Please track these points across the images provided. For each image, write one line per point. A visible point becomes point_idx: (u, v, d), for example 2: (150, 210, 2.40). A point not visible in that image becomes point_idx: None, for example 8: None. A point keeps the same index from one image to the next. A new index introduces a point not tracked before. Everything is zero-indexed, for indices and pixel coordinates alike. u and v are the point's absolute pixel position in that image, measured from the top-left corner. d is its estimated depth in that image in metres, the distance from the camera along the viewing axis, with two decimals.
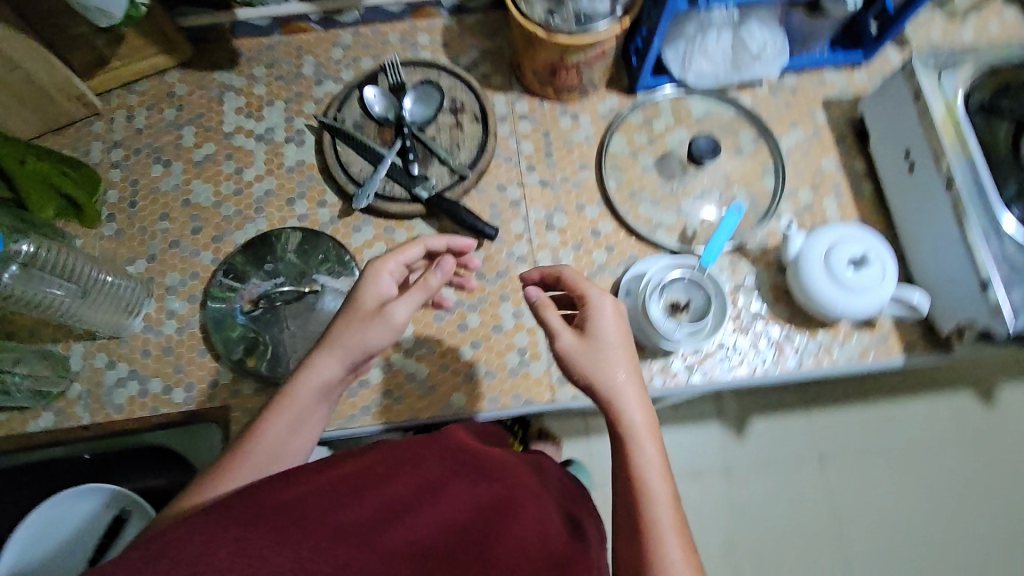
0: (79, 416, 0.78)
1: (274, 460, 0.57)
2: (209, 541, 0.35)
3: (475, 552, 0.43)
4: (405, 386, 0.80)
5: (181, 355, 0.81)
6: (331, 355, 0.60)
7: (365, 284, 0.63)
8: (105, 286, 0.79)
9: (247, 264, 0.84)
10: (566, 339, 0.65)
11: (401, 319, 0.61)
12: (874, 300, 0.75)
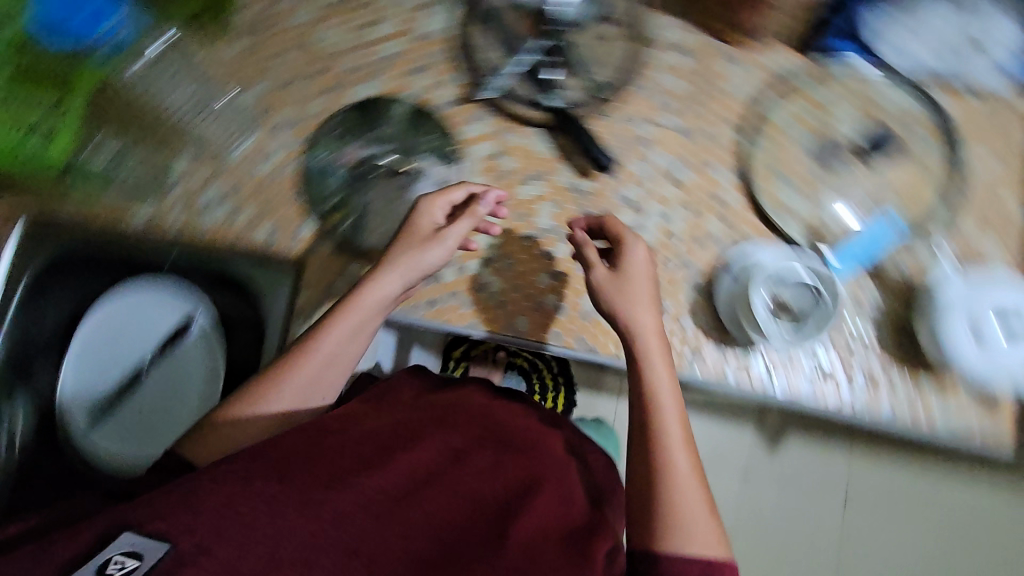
0: (171, 223, 0.81)
1: (330, 364, 0.64)
2: (233, 493, 0.46)
3: (481, 522, 0.52)
4: (473, 294, 0.79)
5: (273, 196, 0.81)
6: (391, 272, 0.67)
7: (420, 214, 0.70)
8: (218, 108, 0.81)
9: (356, 126, 0.83)
10: (600, 274, 0.67)
11: (454, 244, 0.69)
12: (996, 364, 0.69)
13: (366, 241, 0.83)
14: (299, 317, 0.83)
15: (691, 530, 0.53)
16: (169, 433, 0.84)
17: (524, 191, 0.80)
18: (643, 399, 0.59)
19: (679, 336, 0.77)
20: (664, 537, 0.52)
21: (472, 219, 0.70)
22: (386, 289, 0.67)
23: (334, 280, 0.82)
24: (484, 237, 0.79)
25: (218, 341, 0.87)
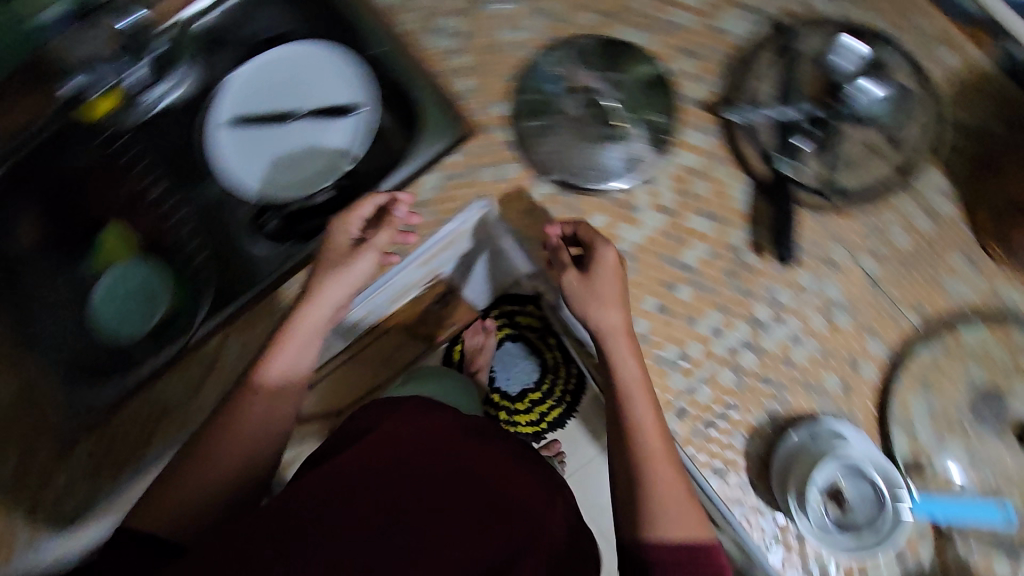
0: (401, 22, 0.83)
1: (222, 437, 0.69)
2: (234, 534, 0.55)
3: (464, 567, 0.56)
4: (584, 267, 0.76)
5: (493, 63, 0.81)
6: (336, 284, 0.74)
7: (333, 232, 0.76)
8: None
9: (602, 58, 0.80)
10: (570, 278, 0.72)
11: (371, 253, 0.75)
12: None
13: (535, 154, 0.79)
14: (433, 172, 0.81)
15: (670, 518, 0.63)
16: (280, 178, 0.88)
17: (695, 222, 0.75)
18: (625, 421, 0.68)
19: (723, 444, 0.71)
20: (647, 529, 0.63)
21: (376, 246, 0.75)
22: (326, 300, 0.74)
23: (485, 166, 0.80)
24: (628, 230, 0.76)
25: (360, 141, 0.89)
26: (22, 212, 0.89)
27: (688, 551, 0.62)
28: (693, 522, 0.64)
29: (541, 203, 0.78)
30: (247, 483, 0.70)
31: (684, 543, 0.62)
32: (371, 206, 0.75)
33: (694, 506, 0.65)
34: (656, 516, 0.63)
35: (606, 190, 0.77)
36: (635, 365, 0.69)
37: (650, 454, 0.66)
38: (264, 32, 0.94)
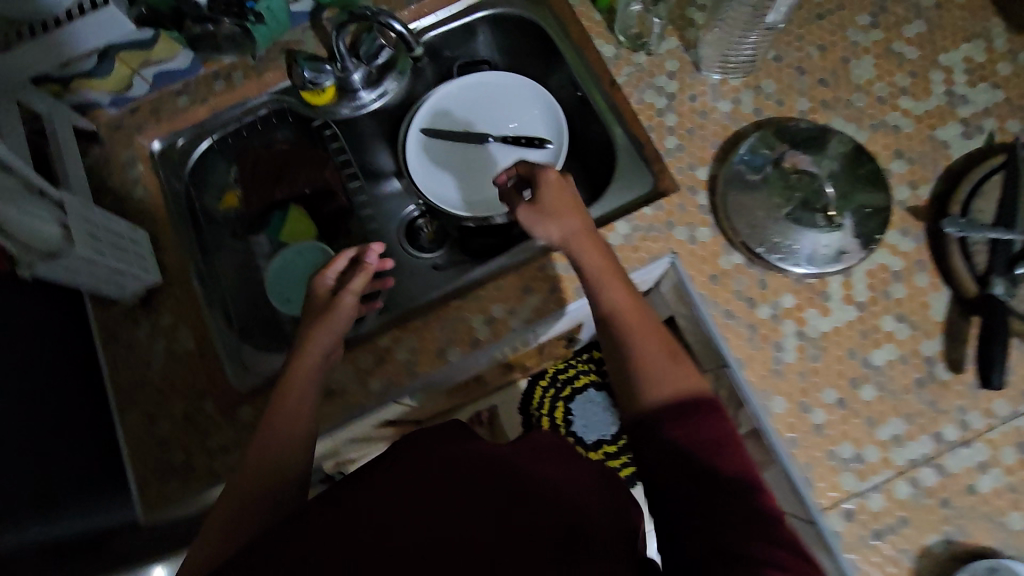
0: (620, 72, 0.87)
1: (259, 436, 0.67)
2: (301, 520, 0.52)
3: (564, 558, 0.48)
4: (766, 345, 0.75)
5: (703, 127, 0.83)
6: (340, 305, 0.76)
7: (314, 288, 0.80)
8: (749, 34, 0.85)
9: (822, 148, 0.79)
10: (523, 208, 0.75)
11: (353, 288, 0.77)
12: None
13: (736, 222, 0.78)
14: (627, 220, 0.81)
15: (656, 385, 0.60)
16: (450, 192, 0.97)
17: (888, 322, 0.74)
18: (618, 333, 0.65)
19: (891, 561, 0.67)
20: (642, 398, 0.60)
21: (353, 289, 0.77)
22: (316, 346, 0.72)
23: (678, 225, 0.80)
24: (817, 317, 0.75)
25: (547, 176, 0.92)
26: (222, 163, 0.97)
27: (681, 417, 0.56)
28: (688, 387, 0.60)
29: (731, 271, 0.78)
30: (283, 483, 0.63)
31: (670, 398, 0.58)
32: (345, 258, 0.81)
33: (685, 367, 0.62)
34: (652, 380, 0.61)
35: (795, 272, 0.76)
36: (600, 254, 0.70)
37: (599, 301, 0.68)
38: (480, 54, 1.03)
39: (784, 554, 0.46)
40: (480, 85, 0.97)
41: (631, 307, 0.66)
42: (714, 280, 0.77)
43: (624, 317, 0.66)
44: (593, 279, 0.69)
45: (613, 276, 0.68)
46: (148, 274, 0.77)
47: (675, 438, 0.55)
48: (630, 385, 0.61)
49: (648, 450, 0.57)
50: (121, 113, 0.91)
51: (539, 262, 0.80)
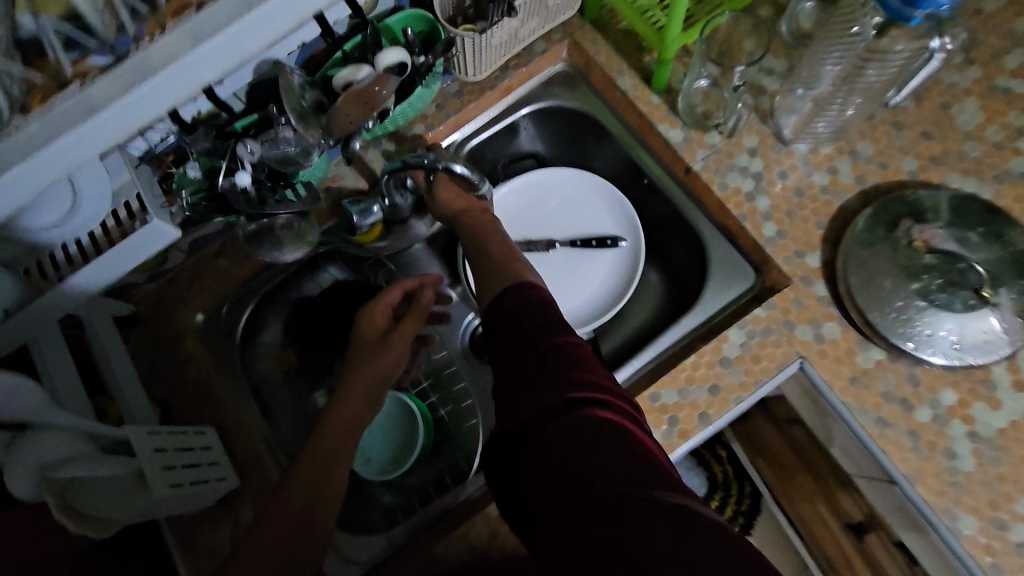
0: (696, 158, 0.79)
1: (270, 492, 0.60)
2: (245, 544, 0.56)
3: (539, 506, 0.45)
4: (935, 453, 0.65)
5: (802, 206, 0.75)
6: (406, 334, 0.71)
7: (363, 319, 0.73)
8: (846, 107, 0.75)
9: (952, 214, 0.69)
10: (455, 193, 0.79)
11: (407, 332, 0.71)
12: None
13: (872, 314, 0.68)
14: (739, 326, 0.71)
15: (500, 283, 0.64)
16: None
17: None
18: (490, 257, 0.71)
19: None
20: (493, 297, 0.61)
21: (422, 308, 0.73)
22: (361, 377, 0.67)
23: (800, 324, 0.71)
24: (987, 412, 0.65)
25: (630, 276, 0.85)
26: (271, 322, 0.88)
27: (524, 293, 0.58)
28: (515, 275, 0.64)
29: (874, 370, 0.68)
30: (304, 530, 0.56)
31: (536, 299, 0.57)
32: (396, 293, 0.75)
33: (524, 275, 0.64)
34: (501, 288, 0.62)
35: (955, 366, 0.66)
36: (493, 232, 0.77)
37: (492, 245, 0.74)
38: (525, 148, 0.96)
39: (600, 404, 0.47)
40: (537, 188, 0.90)
41: (499, 247, 0.73)
42: (856, 382, 0.68)
43: (495, 257, 0.71)
44: (473, 233, 0.77)
45: (481, 228, 0.77)
46: (227, 479, 0.69)
47: (513, 307, 0.57)
48: (485, 297, 0.64)
49: (502, 334, 0.55)
50: (158, 285, 0.84)
51: (650, 390, 0.70)
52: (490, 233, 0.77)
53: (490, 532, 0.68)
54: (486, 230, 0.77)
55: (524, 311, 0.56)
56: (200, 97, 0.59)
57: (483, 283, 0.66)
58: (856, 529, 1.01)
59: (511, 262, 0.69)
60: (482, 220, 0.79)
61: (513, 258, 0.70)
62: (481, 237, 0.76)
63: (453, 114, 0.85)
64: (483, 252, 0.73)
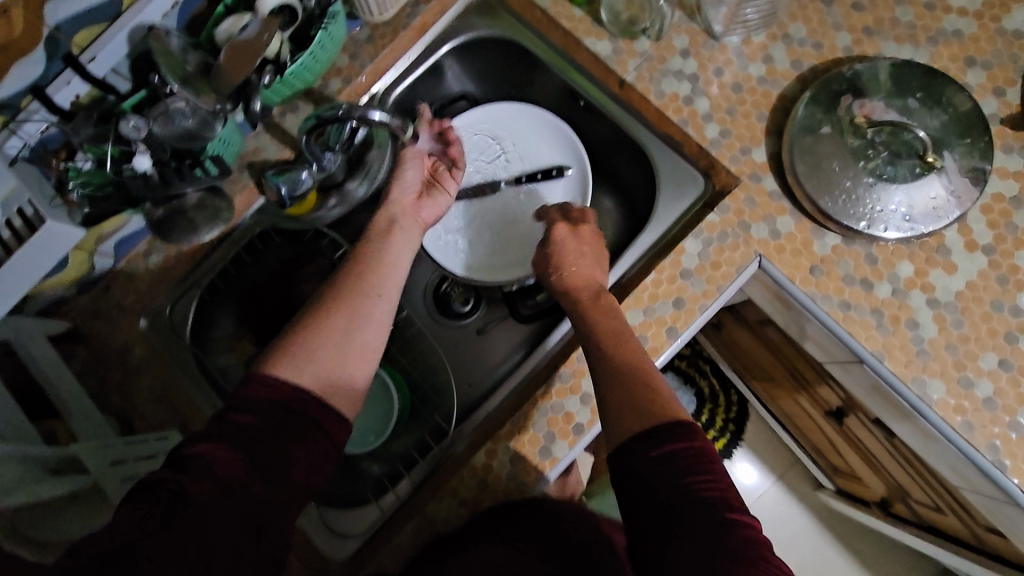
0: (628, 69, 0.75)
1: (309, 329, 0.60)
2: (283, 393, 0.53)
3: None
4: (899, 327, 0.65)
5: (742, 102, 0.72)
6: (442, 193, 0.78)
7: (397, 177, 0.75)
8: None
9: (892, 83, 0.67)
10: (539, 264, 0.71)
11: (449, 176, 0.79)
12: None
13: (824, 200, 0.66)
14: (695, 235, 0.70)
15: (637, 405, 0.53)
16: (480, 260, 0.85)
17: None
18: (618, 357, 0.58)
19: None
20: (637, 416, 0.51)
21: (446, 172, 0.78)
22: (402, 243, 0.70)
23: (755, 223, 0.69)
24: (944, 277, 0.65)
25: (581, 205, 0.82)
26: (223, 315, 0.84)
27: (668, 440, 0.48)
28: (662, 402, 0.52)
29: (832, 256, 0.68)
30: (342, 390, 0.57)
31: (688, 448, 0.48)
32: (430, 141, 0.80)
33: (659, 391, 0.53)
34: (636, 413, 0.52)
35: (908, 238, 0.65)
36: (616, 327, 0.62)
37: (620, 347, 0.59)
38: (455, 90, 0.91)
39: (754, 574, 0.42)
40: (473, 129, 0.86)
41: (631, 355, 0.58)
42: (816, 272, 0.67)
43: (633, 364, 0.57)
44: (596, 329, 0.61)
45: (606, 326, 0.61)
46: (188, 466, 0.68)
47: (660, 455, 0.48)
48: (632, 427, 0.51)
49: (645, 490, 0.47)
50: (92, 296, 0.77)
51: None
52: (616, 327, 0.61)
53: (480, 480, 0.67)
54: (614, 329, 0.61)
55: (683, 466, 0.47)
56: (74, 78, 0.52)
57: (623, 402, 0.53)
58: (837, 416, 1.03)
59: (652, 383, 0.54)
60: (602, 315, 0.63)
61: (654, 377, 0.56)
62: (609, 336, 0.60)
63: (370, 62, 0.79)
64: (614, 355, 0.58)
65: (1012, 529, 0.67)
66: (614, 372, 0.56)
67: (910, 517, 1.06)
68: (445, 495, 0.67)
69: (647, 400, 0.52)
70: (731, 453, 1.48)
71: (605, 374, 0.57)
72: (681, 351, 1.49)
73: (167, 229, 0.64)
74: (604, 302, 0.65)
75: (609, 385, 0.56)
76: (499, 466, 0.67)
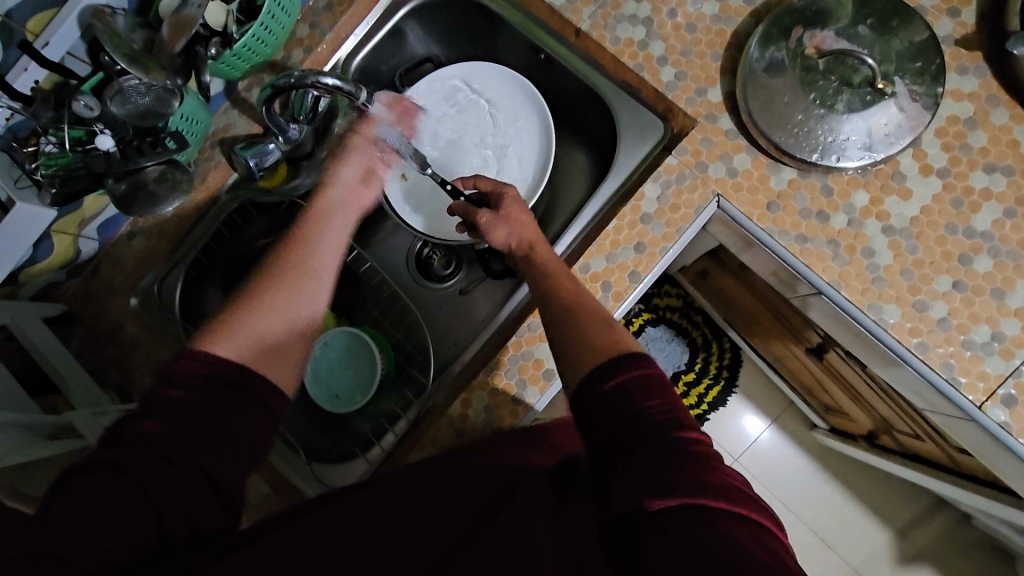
0: (582, 17, 0.75)
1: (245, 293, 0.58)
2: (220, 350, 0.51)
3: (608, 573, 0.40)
4: (855, 256, 0.66)
5: (697, 43, 0.72)
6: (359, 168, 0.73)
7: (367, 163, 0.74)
8: None
9: (846, 10, 0.67)
10: (485, 212, 0.73)
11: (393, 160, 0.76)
12: None
13: (777, 134, 0.67)
14: (653, 180, 0.71)
15: (593, 331, 0.57)
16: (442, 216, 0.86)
17: (979, 178, 0.65)
18: (568, 292, 0.63)
19: None
20: (590, 345, 0.55)
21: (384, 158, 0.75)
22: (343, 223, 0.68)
23: (712, 163, 0.70)
24: (899, 204, 0.66)
25: (547, 159, 0.83)
26: (211, 290, 0.85)
27: (618, 372, 0.50)
28: (614, 334, 0.57)
29: (788, 191, 0.68)
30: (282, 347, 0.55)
31: (647, 370, 0.50)
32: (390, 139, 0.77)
33: (608, 325, 0.58)
34: (585, 343, 0.56)
35: (861, 167, 0.66)
36: (558, 268, 0.66)
37: (570, 288, 0.64)
38: (420, 53, 0.91)
39: (724, 501, 0.41)
40: (436, 91, 0.86)
41: (574, 290, 0.63)
42: (773, 208, 0.69)
43: (582, 297, 0.62)
44: (538, 262, 0.68)
45: (548, 270, 0.66)
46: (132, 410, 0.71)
47: (610, 392, 0.49)
48: (587, 342, 0.56)
49: (606, 406, 0.49)
50: (83, 279, 0.81)
51: (578, 264, 0.71)
52: (555, 265, 0.67)
53: (457, 428, 0.71)
54: (557, 268, 0.67)
55: (643, 382, 0.49)
56: (31, 65, 0.53)
57: (572, 324, 0.59)
58: (818, 352, 1.05)
59: (596, 310, 0.60)
60: (540, 260, 0.68)
61: (601, 308, 0.62)
62: (546, 277, 0.66)
63: (329, 30, 0.81)
64: (559, 292, 0.63)
65: (969, 443, 0.70)
66: (564, 298, 0.62)
67: (893, 446, 1.09)
68: (426, 442, 0.72)
69: (581, 318, 0.59)
70: (727, 400, 1.51)
71: (547, 302, 0.63)
72: (673, 303, 1.50)
73: (129, 205, 0.65)
74: (540, 247, 0.70)
75: (553, 312, 0.61)
76: (475, 413, 0.71)
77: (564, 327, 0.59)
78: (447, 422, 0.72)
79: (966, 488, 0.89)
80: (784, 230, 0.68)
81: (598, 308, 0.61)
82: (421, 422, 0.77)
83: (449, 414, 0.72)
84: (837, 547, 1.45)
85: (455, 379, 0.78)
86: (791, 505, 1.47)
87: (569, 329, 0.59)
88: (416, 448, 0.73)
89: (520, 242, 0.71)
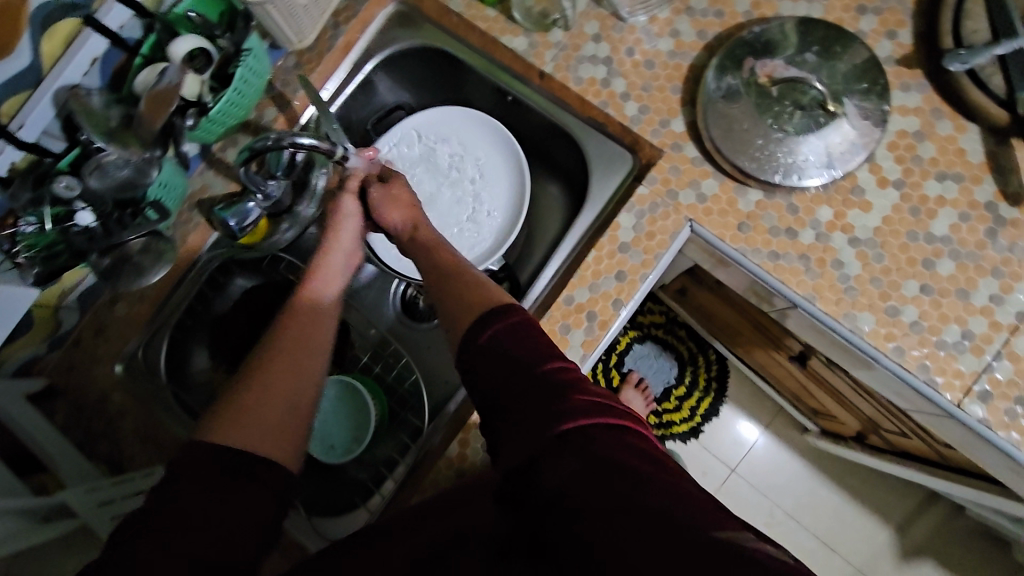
0: (545, 60, 0.78)
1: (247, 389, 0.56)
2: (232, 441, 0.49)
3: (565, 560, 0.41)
4: (826, 268, 0.69)
5: (657, 78, 0.75)
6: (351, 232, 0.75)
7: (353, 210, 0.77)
8: None
9: (793, 39, 0.71)
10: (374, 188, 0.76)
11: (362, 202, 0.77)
12: None
13: (739, 158, 0.70)
14: (628, 211, 0.73)
15: (468, 295, 0.59)
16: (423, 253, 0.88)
17: (932, 186, 0.69)
18: (450, 263, 0.66)
19: None
20: (466, 307, 0.57)
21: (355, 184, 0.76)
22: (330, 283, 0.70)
23: (682, 190, 0.73)
24: (862, 216, 0.69)
25: (524, 196, 0.85)
26: (197, 350, 0.86)
27: (493, 325, 0.53)
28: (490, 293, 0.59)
29: (756, 211, 0.71)
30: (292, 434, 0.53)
31: (521, 321, 0.53)
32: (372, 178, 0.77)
33: (484, 286, 0.60)
34: (463, 307, 0.58)
35: (822, 185, 0.69)
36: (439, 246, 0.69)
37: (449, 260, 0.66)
38: (390, 102, 0.94)
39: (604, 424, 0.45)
40: (409, 138, 0.89)
41: (459, 262, 0.66)
42: (743, 228, 0.71)
43: (461, 265, 0.65)
44: (431, 237, 0.71)
45: (437, 247, 0.69)
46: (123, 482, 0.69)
47: (488, 344, 0.52)
48: (468, 306, 0.58)
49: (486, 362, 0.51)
50: (64, 351, 0.80)
51: (563, 297, 0.73)
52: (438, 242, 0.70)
53: (456, 470, 0.71)
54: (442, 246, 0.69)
55: (512, 333, 0.52)
56: (6, 148, 0.54)
57: (453, 291, 0.61)
58: (801, 359, 1.07)
59: (478, 276, 0.63)
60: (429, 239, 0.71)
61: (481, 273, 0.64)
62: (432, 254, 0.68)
63: (300, 88, 0.82)
64: (443, 266, 0.66)
65: (952, 439, 0.72)
66: (449, 267, 0.65)
67: (882, 444, 1.11)
68: (426, 487, 0.72)
69: (459, 283, 0.62)
70: (719, 411, 1.52)
71: (433, 277, 0.65)
72: (656, 320, 1.53)
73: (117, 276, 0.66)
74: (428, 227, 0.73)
75: (435, 282, 0.64)
76: (472, 453, 0.71)
77: (444, 294, 0.61)
78: (446, 465, 0.72)
79: (956, 481, 0.91)
80: (756, 248, 0.71)
81: (475, 271, 0.64)
82: (420, 466, 0.76)
83: (447, 458, 0.72)
84: (840, 550, 1.45)
85: (449, 420, 0.78)
86: (792, 511, 1.48)
87: (449, 294, 0.61)
88: (417, 494, 0.72)
89: (408, 218, 0.74)
